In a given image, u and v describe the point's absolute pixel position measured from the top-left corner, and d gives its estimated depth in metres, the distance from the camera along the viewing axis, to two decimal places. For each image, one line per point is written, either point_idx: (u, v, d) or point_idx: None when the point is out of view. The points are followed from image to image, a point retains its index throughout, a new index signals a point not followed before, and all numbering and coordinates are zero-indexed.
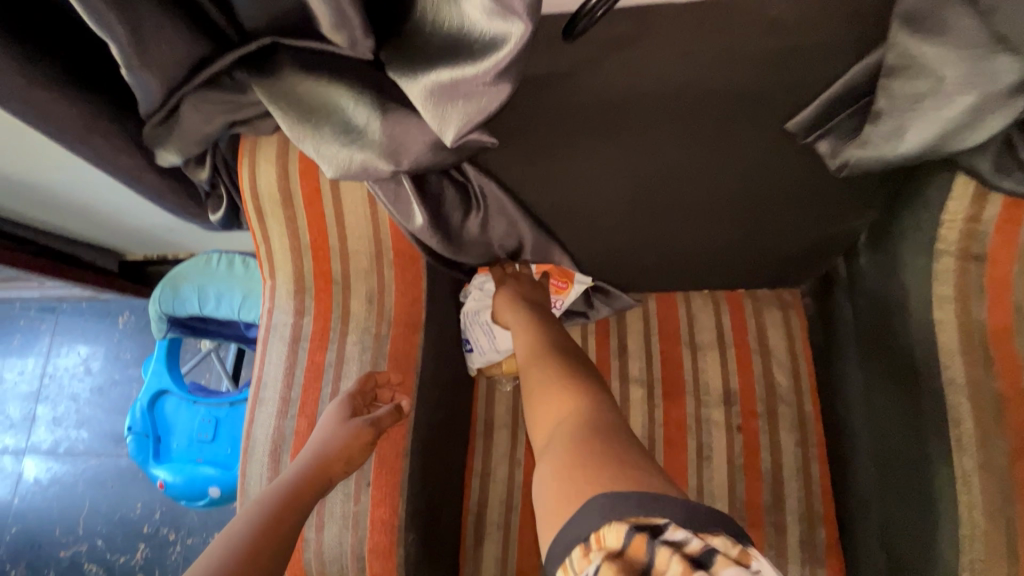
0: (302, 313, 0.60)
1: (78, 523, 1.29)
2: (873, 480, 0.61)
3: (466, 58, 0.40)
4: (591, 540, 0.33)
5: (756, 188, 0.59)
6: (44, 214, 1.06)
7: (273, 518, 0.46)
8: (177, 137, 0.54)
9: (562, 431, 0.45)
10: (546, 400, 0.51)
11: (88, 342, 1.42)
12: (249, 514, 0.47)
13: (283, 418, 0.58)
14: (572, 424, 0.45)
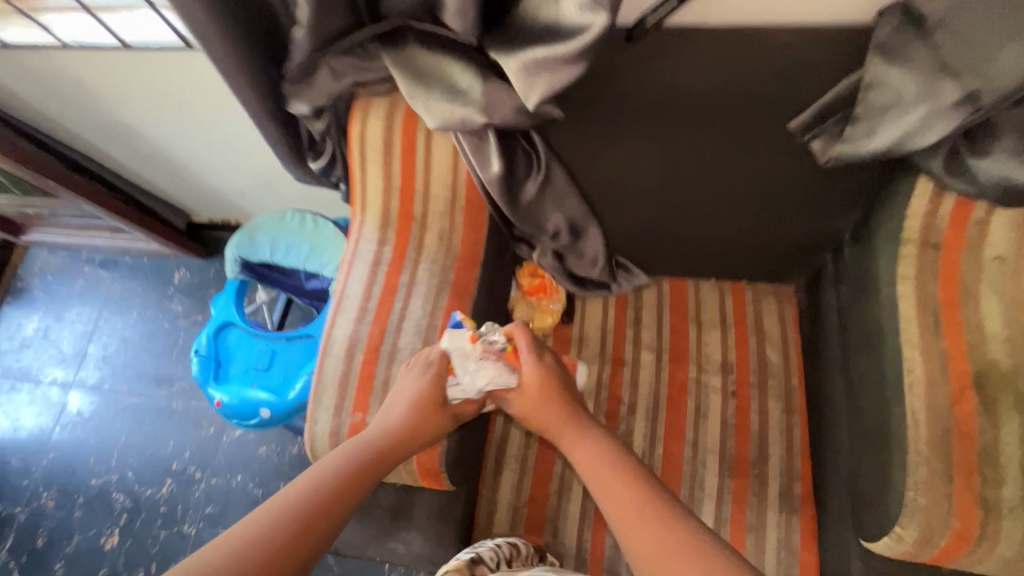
0: (384, 243, 0.74)
1: (112, 455, 1.39)
2: (845, 434, 0.72)
3: (558, 40, 0.55)
4: None
5: (760, 180, 0.74)
6: (143, 166, 1.23)
7: (356, 476, 0.56)
8: (313, 90, 0.70)
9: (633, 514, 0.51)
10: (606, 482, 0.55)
11: (144, 292, 1.55)
12: (343, 466, 0.56)
13: (359, 323, 0.71)
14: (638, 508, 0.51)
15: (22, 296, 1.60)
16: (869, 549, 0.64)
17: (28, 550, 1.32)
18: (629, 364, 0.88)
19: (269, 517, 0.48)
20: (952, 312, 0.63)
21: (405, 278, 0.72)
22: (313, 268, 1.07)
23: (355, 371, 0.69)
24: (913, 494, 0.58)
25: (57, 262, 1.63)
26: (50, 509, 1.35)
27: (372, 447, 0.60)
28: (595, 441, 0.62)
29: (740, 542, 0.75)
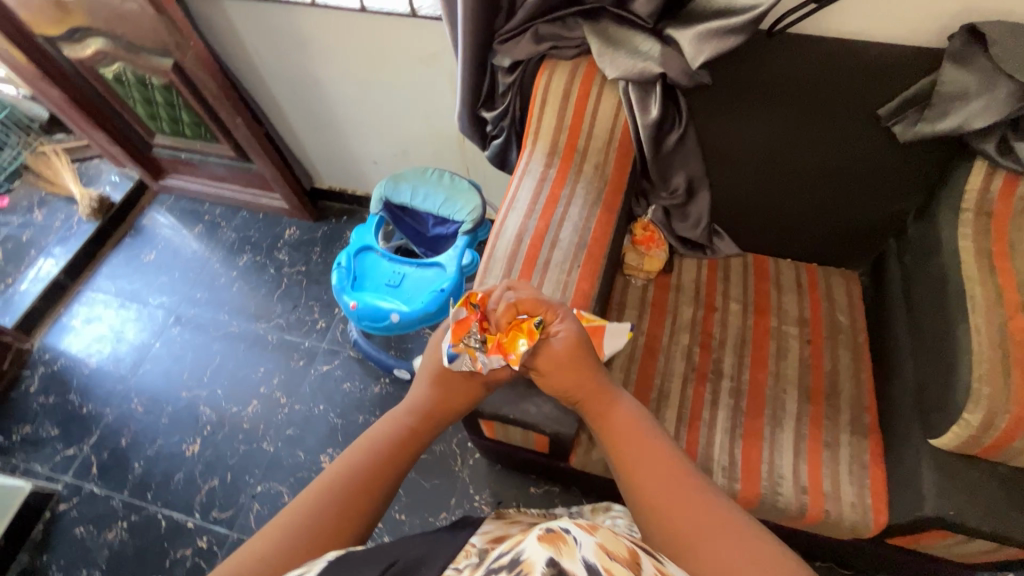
0: (550, 165, 0.93)
1: (204, 374, 1.50)
2: (912, 364, 0.86)
3: (731, 16, 0.78)
4: (597, 535, 0.39)
5: (847, 162, 0.94)
6: (304, 123, 1.48)
7: (388, 454, 0.59)
8: (519, 48, 0.94)
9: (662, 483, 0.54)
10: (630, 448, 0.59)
11: (255, 242, 1.74)
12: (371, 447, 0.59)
13: (527, 219, 0.88)
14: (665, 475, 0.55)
15: (143, 233, 1.79)
16: (937, 445, 0.78)
17: (111, 447, 1.40)
18: (719, 310, 1.03)
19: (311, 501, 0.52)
20: (1004, 259, 0.80)
21: (565, 192, 0.91)
22: (444, 215, 1.26)
23: (522, 251, 0.86)
24: (978, 385, 0.73)
25: (180, 210, 1.84)
26: (137, 415, 1.44)
27: (398, 424, 0.62)
28: (619, 406, 0.65)
29: (818, 453, 0.87)
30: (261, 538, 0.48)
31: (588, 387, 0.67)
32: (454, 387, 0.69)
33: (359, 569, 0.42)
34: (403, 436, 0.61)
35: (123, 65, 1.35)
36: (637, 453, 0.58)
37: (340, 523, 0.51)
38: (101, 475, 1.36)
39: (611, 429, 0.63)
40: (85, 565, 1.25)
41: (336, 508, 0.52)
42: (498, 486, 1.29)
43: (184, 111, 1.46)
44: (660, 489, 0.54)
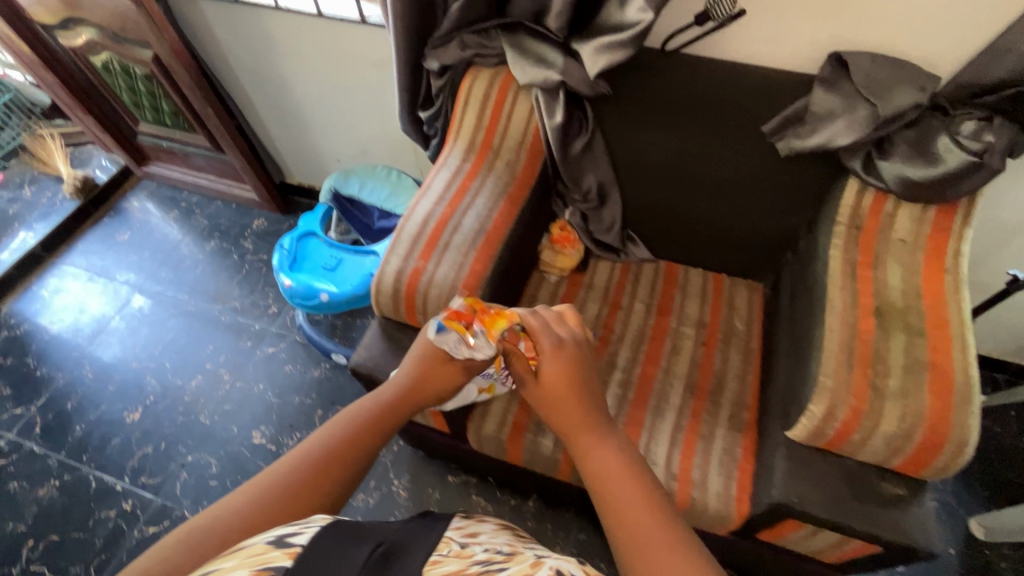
0: (465, 160, 1.01)
1: (156, 347, 1.57)
2: (785, 364, 0.91)
3: (621, 31, 0.87)
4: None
5: (741, 176, 1.00)
6: (275, 120, 1.58)
7: (369, 425, 0.58)
8: (445, 53, 1.03)
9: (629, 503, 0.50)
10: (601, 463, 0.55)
11: (225, 229, 1.83)
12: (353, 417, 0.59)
13: (435, 206, 0.96)
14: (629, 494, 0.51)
15: (122, 214, 1.90)
16: (792, 438, 0.81)
17: (56, 410, 1.46)
18: (624, 308, 1.09)
19: (288, 467, 0.50)
20: (867, 268, 0.86)
21: (475, 184, 0.98)
22: (388, 208, 1.34)
23: (426, 233, 0.93)
24: (824, 378, 0.78)
25: (160, 196, 1.94)
26: (87, 381, 1.51)
27: (380, 400, 0.62)
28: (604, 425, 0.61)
29: (692, 444, 0.92)
30: (231, 504, 0.46)
31: (575, 414, 0.61)
32: (443, 372, 0.69)
33: (348, 550, 0.39)
34: (388, 410, 0.62)
35: (111, 54, 1.47)
36: (613, 489, 0.52)
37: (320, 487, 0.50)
38: (43, 434, 1.42)
39: (588, 455, 0.57)
40: (14, 518, 1.30)
41: (321, 467, 0.51)
42: (418, 473, 1.33)
43: (165, 101, 1.58)
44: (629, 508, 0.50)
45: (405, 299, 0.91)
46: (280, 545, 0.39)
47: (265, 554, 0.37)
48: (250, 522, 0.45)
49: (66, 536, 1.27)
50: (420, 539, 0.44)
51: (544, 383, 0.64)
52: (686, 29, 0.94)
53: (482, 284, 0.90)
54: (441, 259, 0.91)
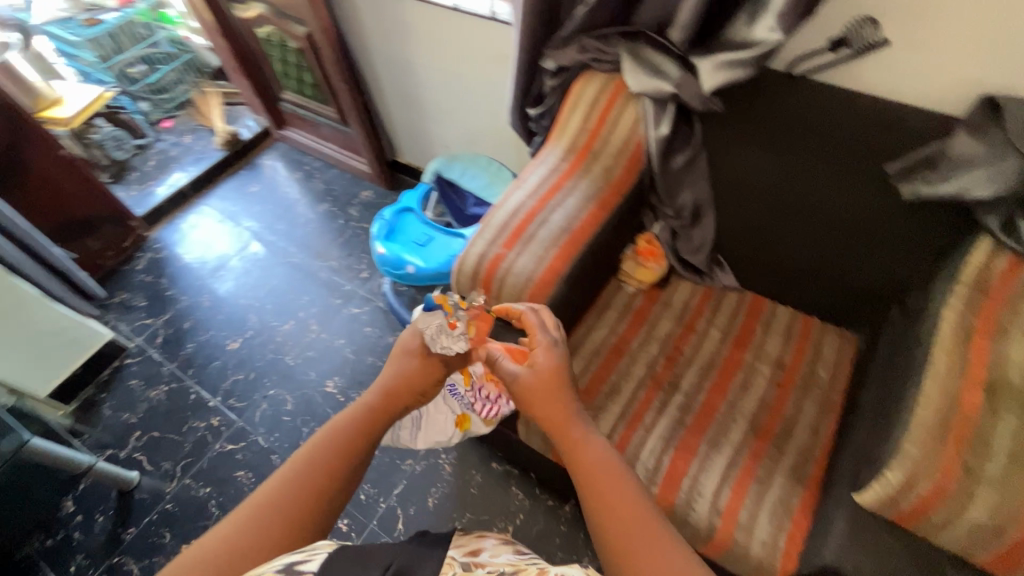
0: (563, 159, 1.04)
1: (262, 289, 1.76)
2: (867, 423, 0.83)
3: (745, 50, 0.85)
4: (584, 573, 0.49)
5: (851, 216, 0.94)
6: (397, 102, 1.71)
7: (354, 434, 0.63)
8: (562, 55, 1.06)
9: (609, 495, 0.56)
10: (587, 455, 0.60)
11: (337, 195, 2.00)
12: (340, 427, 0.64)
13: (527, 199, 0.99)
14: (610, 486, 0.57)
15: (255, 169, 2.14)
16: (858, 503, 0.75)
17: (175, 327, 1.69)
18: (697, 333, 1.06)
19: (279, 487, 0.56)
20: (986, 338, 0.76)
21: (569, 184, 1.00)
22: (483, 197, 1.41)
23: (513, 224, 0.97)
24: (907, 446, 0.71)
25: (288, 157, 2.16)
26: (202, 307, 1.73)
27: (362, 406, 0.67)
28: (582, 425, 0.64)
29: (745, 484, 0.87)
30: (226, 528, 0.52)
31: (567, 416, 0.65)
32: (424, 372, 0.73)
33: (362, 568, 0.46)
34: (365, 419, 0.65)
35: (273, 28, 1.67)
36: (605, 493, 0.56)
37: (307, 503, 0.56)
38: (162, 345, 1.65)
39: (578, 452, 0.61)
40: (128, 410, 1.52)
41: (309, 484, 0.57)
42: (465, 452, 1.37)
43: (308, 74, 1.76)
44: (613, 503, 0.55)
45: (482, 281, 0.95)
46: (290, 572, 0.45)
47: None
48: (245, 545, 0.51)
49: (163, 435, 1.47)
50: (421, 561, 0.50)
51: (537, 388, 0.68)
52: (817, 54, 0.89)
53: (559, 280, 0.92)
54: (524, 250, 0.94)
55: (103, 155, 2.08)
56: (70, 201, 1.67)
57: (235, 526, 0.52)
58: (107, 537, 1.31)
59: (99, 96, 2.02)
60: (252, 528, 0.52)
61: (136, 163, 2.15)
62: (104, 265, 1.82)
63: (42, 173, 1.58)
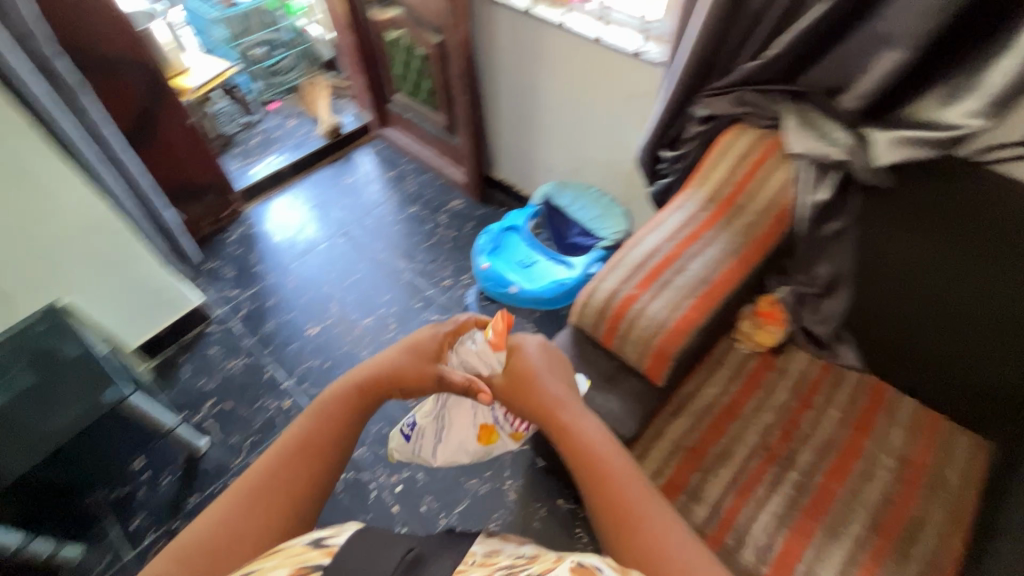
0: (703, 208, 1.00)
1: (347, 280, 1.78)
2: (1015, 543, 0.76)
3: (936, 129, 0.83)
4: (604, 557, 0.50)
5: (1017, 318, 0.88)
6: (510, 120, 1.73)
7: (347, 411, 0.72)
8: (717, 104, 1.05)
9: (603, 468, 0.65)
10: (579, 435, 0.69)
11: (428, 198, 2.02)
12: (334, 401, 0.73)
13: (663, 242, 0.97)
14: (604, 461, 0.66)
15: (348, 162, 2.17)
16: None
17: (259, 303, 1.72)
18: (815, 409, 1.00)
19: (269, 460, 0.66)
20: None
21: (708, 234, 0.97)
22: (591, 228, 1.39)
23: (650, 265, 0.94)
24: None
25: (384, 155, 2.20)
26: (287, 287, 1.76)
27: (352, 384, 0.75)
28: (573, 412, 0.72)
29: None
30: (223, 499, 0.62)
31: (557, 400, 0.73)
32: (421, 353, 0.81)
33: (384, 550, 0.49)
34: (349, 398, 0.73)
35: (404, 32, 1.71)
36: (598, 465, 0.65)
37: (296, 473, 0.65)
38: (244, 318, 1.68)
39: (573, 436, 0.69)
40: (205, 376, 1.55)
41: (297, 459, 0.66)
42: (532, 483, 1.34)
43: (427, 80, 1.80)
44: (607, 477, 0.64)
45: (609, 319, 0.92)
46: (317, 545, 0.50)
47: (306, 557, 0.47)
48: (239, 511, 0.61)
49: (235, 408, 1.49)
50: (444, 552, 0.51)
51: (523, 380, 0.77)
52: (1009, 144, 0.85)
53: (695, 333, 0.88)
54: (659, 294, 0.91)
55: (214, 127, 2.15)
56: (185, 166, 1.75)
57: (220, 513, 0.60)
58: (171, 499, 1.32)
59: (222, 73, 2.10)
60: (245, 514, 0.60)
61: (241, 139, 2.24)
62: (200, 231, 1.89)
63: (168, 136, 1.66)
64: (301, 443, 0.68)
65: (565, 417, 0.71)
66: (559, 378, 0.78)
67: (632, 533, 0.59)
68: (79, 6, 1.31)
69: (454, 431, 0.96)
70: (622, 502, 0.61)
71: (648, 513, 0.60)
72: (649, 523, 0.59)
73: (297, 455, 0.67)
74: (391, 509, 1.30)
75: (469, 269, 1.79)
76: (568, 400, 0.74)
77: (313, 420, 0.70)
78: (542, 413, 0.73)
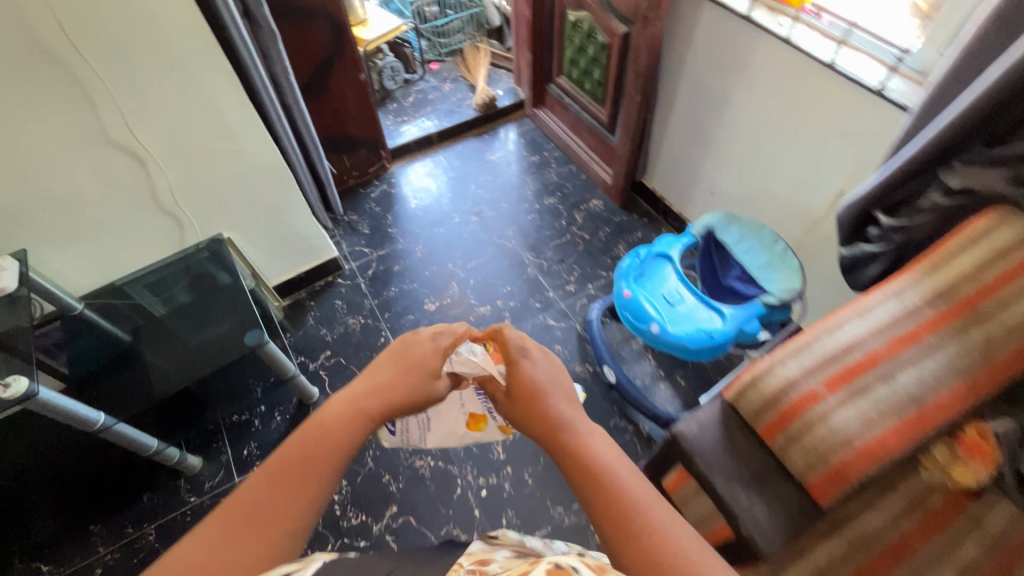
0: (925, 304, 0.80)
1: (471, 262, 1.75)
2: None
3: None
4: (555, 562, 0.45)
5: None
6: (682, 129, 1.55)
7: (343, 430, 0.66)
8: (983, 179, 0.83)
9: (602, 473, 0.63)
10: (582, 441, 0.68)
11: (568, 192, 1.92)
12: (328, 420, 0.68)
13: (866, 336, 0.79)
14: (604, 465, 0.64)
15: (494, 139, 2.13)
16: None
17: (386, 266, 1.75)
18: None
19: (247, 487, 0.59)
20: None
21: (927, 340, 0.77)
22: (756, 275, 1.21)
23: (844, 361, 0.78)
24: None
25: (531, 137, 2.12)
26: (414, 256, 1.77)
27: (353, 408, 0.69)
28: (572, 421, 0.71)
29: None
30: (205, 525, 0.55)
31: (564, 417, 0.72)
32: (420, 362, 0.79)
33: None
34: (347, 421, 0.67)
35: (588, 14, 1.59)
36: (598, 469, 0.64)
37: (282, 485, 0.59)
38: (370, 278, 1.72)
39: (575, 446, 0.68)
40: (327, 326, 1.62)
41: (278, 484, 0.59)
42: None
43: (598, 70, 1.67)
44: (610, 481, 0.62)
45: (778, 413, 0.79)
46: None
47: None
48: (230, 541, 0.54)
49: (348, 365, 1.54)
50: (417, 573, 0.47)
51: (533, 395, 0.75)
52: None
53: (891, 460, 0.72)
54: (851, 401, 0.75)
55: (377, 80, 2.19)
56: (347, 119, 1.80)
57: (194, 541, 0.53)
58: (279, 437, 1.41)
59: (396, 29, 2.15)
60: (219, 539, 0.54)
61: (398, 96, 2.27)
62: (346, 183, 1.96)
63: (339, 89, 1.70)
64: (294, 455, 0.61)
65: (567, 435, 0.69)
66: (566, 393, 0.76)
67: (640, 542, 0.57)
68: None
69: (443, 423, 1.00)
70: (637, 525, 0.58)
71: (659, 526, 0.58)
72: (656, 529, 0.58)
73: (280, 478, 0.60)
74: (472, 512, 1.28)
75: (596, 279, 1.69)
76: (577, 417, 0.72)
77: (299, 440, 0.63)
78: (552, 431, 0.71)
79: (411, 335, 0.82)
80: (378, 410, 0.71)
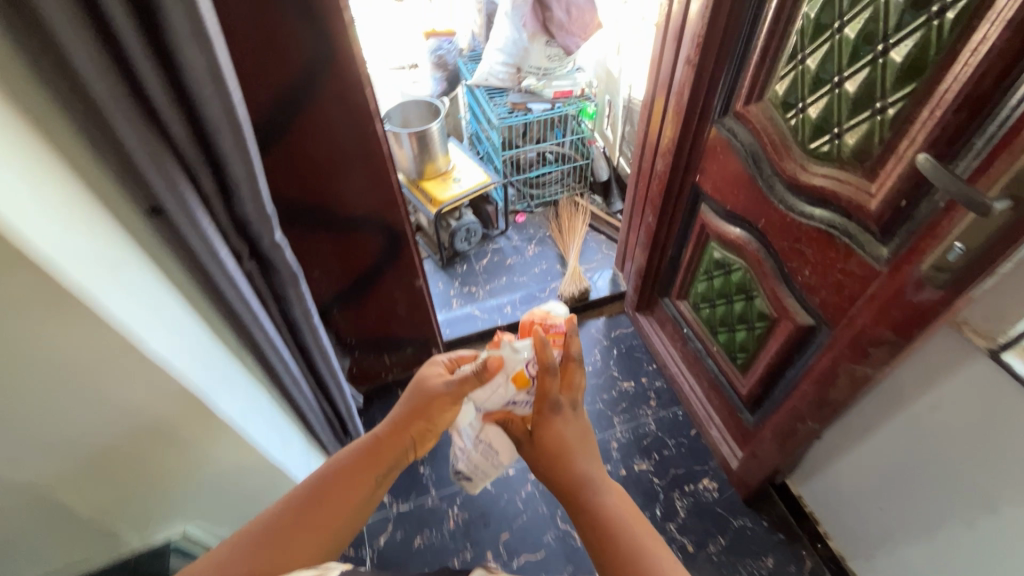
0: None
1: (519, 557, 1.25)
2: None
3: None
4: None
5: None
6: (876, 476, 0.99)
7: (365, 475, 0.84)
8: None
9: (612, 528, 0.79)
10: (596, 490, 0.84)
11: (667, 457, 1.38)
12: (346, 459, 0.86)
13: None
14: (612, 515, 0.81)
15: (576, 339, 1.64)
16: None
17: (405, 535, 1.29)
18: None
19: (287, 507, 0.78)
20: None
21: None
22: None
23: None
24: None
25: (626, 345, 1.62)
26: (445, 526, 1.30)
27: (373, 444, 0.87)
28: (585, 471, 0.86)
29: None
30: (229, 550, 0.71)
31: (579, 481, 0.85)
32: (436, 389, 0.90)
33: None
34: (363, 460, 0.86)
35: (740, 262, 1.09)
36: (605, 534, 0.79)
37: (315, 527, 0.76)
38: (382, 551, 1.27)
39: (590, 500, 0.83)
40: None
41: (302, 514, 0.77)
42: None
43: (743, 332, 1.16)
44: (620, 538, 0.77)
45: None
46: None
47: None
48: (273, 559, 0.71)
49: None
50: None
51: (545, 428, 0.89)
52: None
53: None
54: None
55: (447, 242, 1.80)
56: (394, 321, 1.39)
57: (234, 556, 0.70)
58: None
59: (482, 185, 1.75)
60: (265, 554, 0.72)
61: (471, 256, 1.90)
62: (382, 378, 1.54)
63: (388, 293, 1.30)
64: (320, 478, 0.83)
65: (579, 489, 0.85)
66: (578, 421, 0.91)
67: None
68: (342, 164, 0.99)
69: (510, 453, 1.03)
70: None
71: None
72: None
73: (308, 512, 0.77)
74: None
75: None
76: (585, 474, 0.86)
77: (325, 482, 0.82)
78: (561, 482, 0.87)
79: (421, 380, 0.93)
80: (394, 452, 0.88)
